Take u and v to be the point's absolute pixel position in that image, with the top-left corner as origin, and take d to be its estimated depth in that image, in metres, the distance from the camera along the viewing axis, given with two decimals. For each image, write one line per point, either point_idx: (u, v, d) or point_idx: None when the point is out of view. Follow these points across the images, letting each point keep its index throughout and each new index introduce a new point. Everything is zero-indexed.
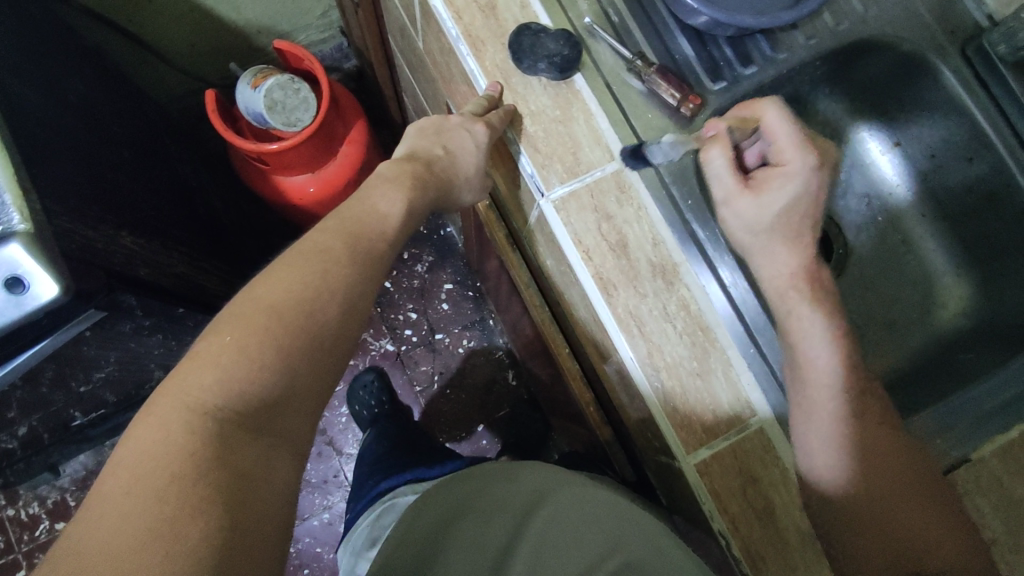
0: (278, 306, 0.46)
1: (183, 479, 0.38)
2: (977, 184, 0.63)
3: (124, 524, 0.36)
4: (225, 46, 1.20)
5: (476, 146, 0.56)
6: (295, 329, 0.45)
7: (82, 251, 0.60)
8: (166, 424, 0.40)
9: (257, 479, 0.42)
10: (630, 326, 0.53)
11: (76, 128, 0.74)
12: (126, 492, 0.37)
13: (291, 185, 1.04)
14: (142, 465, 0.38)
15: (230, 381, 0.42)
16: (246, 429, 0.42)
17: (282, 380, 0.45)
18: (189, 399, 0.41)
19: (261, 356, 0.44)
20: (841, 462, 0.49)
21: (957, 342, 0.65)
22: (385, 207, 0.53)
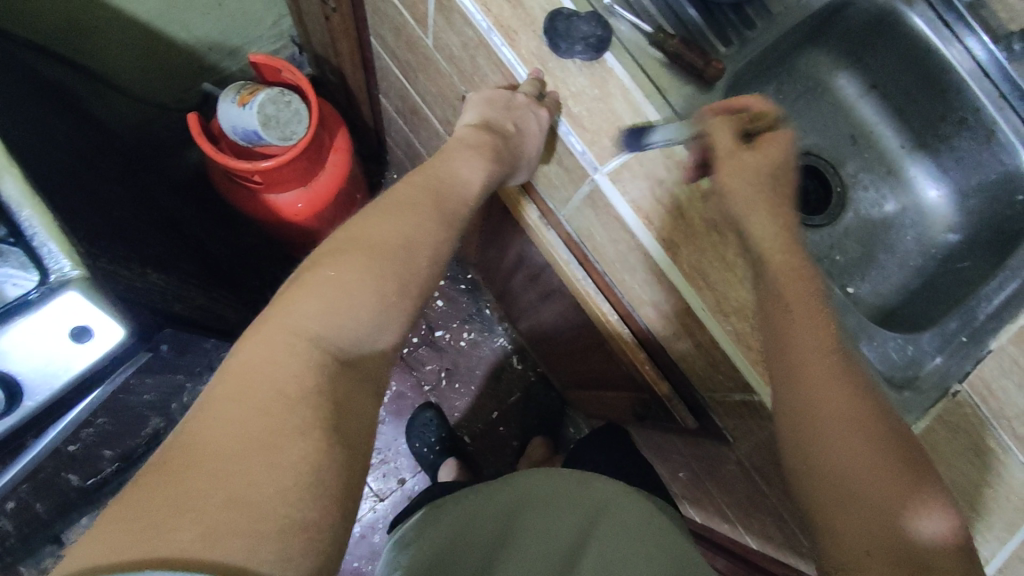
0: (372, 250, 0.54)
1: (289, 397, 0.45)
2: (947, 114, 0.71)
3: (240, 427, 0.42)
4: (176, 69, 1.14)
5: (538, 129, 0.61)
6: (387, 275, 0.54)
7: (130, 291, 0.58)
8: (273, 342, 0.47)
9: (351, 416, 0.49)
10: (696, 279, 0.58)
11: (72, 169, 0.70)
12: (234, 402, 0.43)
13: (279, 204, 1.00)
14: (253, 380, 0.44)
15: (330, 314, 0.50)
16: (342, 360, 0.50)
17: (372, 323, 0.53)
18: (294, 327, 0.48)
19: (354, 293, 0.51)
20: (816, 432, 0.51)
21: (952, 256, 0.73)
22: (467, 172, 0.64)
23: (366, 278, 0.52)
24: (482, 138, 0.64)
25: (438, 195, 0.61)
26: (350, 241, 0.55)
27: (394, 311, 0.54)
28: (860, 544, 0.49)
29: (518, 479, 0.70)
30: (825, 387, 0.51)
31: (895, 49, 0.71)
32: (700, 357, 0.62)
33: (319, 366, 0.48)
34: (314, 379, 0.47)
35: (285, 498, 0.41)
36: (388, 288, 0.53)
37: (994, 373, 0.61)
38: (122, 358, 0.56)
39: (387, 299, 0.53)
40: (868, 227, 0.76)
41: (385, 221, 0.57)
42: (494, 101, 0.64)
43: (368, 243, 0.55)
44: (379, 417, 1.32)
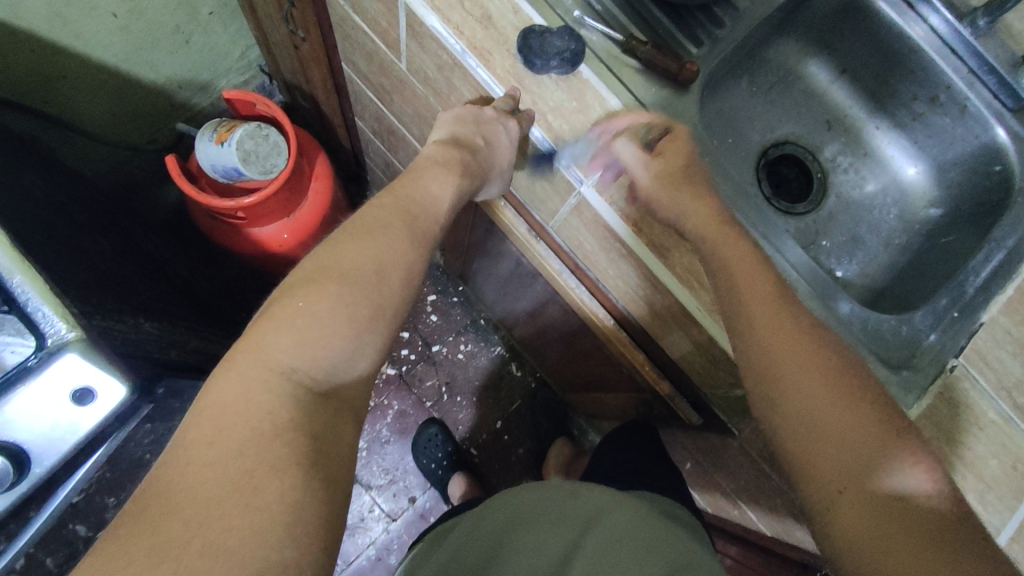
0: (348, 275, 0.53)
1: (263, 435, 0.44)
2: (919, 94, 0.72)
3: (214, 466, 0.41)
4: (147, 109, 1.13)
5: (511, 142, 0.61)
6: (363, 301, 0.53)
7: (125, 346, 0.58)
8: (246, 377, 0.45)
9: (334, 446, 0.48)
10: (690, 280, 0.58)
11: (56, 223, 0.69)
12: (209, 443, 0.42)
13: (263, 236, 1.00)
14: (225, 419, 0.43)
15: (304, 344, 0.49)
16: (318, 393, 0.49)
17: (347, 351, 0.51)
18: (269, 361, 0.47)
19: (328, 322, 0.50)
20: (781, 377, 0.52)
21: (935, 229, 0.74)
22: (436, 189, 0.62)
23: (338, 303, 0.51)
24: (452, 154, 0.63)
25: (410, 217, 0.60)
26: (322, 267, 0.53)
27: (372, 335, 0.53)
28: (831, 484, 0.49)
29: (524, 490, 0.68)
30: (783, 335, 0.53)
31: (863, 35, 0.72)
32: (700, 356, 0.63)
33: (293, 401, 0.47)
34: (289, 417, 0.46)
35: (263, 541, 0.40)
36: (365, 313, 0.52)
37: (987, 345, 0.62)
38: (123, 415, 0.55)
39: (360, 325, 0.52)
40: (850, 209, 0.77)
41: (364, 245, 0.56)
42: (463, 117, 0.63)
43: (340, 267, 0.53)
44: (383, 437, 1.31)
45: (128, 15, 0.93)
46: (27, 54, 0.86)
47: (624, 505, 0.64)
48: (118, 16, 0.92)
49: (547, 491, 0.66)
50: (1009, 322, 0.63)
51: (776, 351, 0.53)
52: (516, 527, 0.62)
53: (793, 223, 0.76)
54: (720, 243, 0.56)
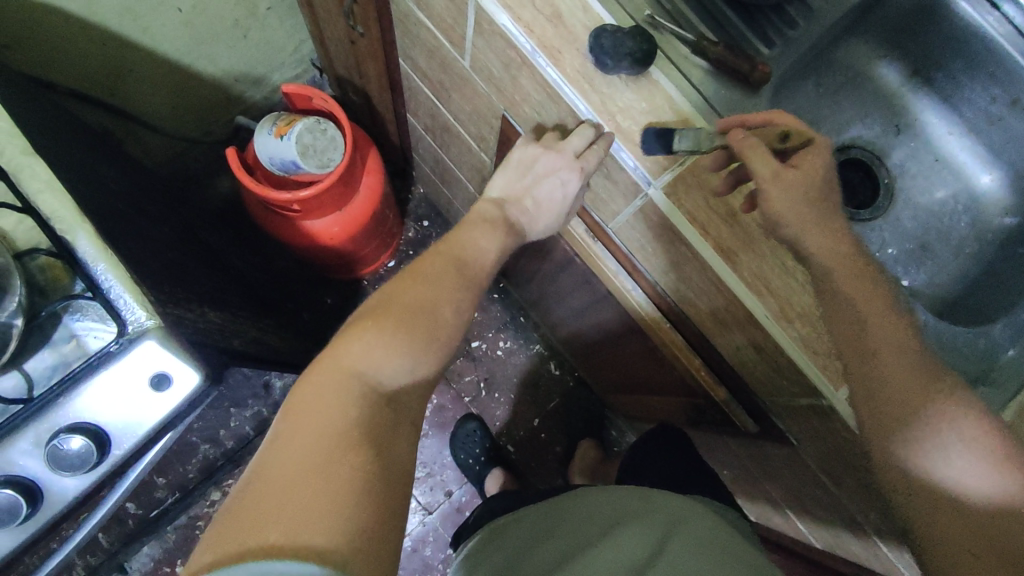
0: (410, 304, 0.58)
1: (341, 424, 0.48)
2: (997, 97, 0.70)
3: (293, 457, 0.45)
4: (204, 102, 1.15)
5: (563, 193, 0.66)
6: (417, 326, 0.57)
7: (196, 334, 0.59)
8: (324, 380, 0.50)
9: (394, 446, 0.51)
10: (760, 287, 0.57)
11: (129, 213, 0.71)
12: (298, 431, 0.46)
13: (316, 229, 1.01)
14: (311, 413, 0.48)
15: (371, 358, 0.53)
16: (382, 399, 0.52)
17: (406, 370, 0.55)
18: (343, 366, 0.51)
19: (392, 340, 0.55)
20: (909, 428, 0.51)
21: (1010, 238, 0.71)
22: (483, 243, 0.66)
23: (402, 329, 0.56)
24: (500, 214, 0.69)
25: (458, 263, 0.64)
26: (386, 300, 0.58)
27: (428, 357, 0.57)
28: (961, 542, 0.49)
29: (590, 498, 0.70)
30: (911, 380, 0.52)
31: (944, 37, 0.70)
32: (763, 364, 0.61)
33: (362, 403, 0.50)
34: (358, 415, 0.49)
35: (340, 513, 0.43)
36: (419, 338, 0.57)
37: None
38: (194, 403, 0.56)
39: (415, 344, 0.56)
40: (920, 216, 0.74)
41: (420, 282, 0.60)
42: (520, 172, 0.68)
43: (403, 297, 0.58)
44: (422, 431, 1.32)
45: (191, 9, 0.95)
46: (97, 46, 0.89)
47: (688, 510, 0.65)
48: (182, 10, 0.93)
49: (614, 498, 0.68)
50: None
51: (903, 399, 0.52)
52: (580, 533, 0.63)
53: (858, 229, 0.74)
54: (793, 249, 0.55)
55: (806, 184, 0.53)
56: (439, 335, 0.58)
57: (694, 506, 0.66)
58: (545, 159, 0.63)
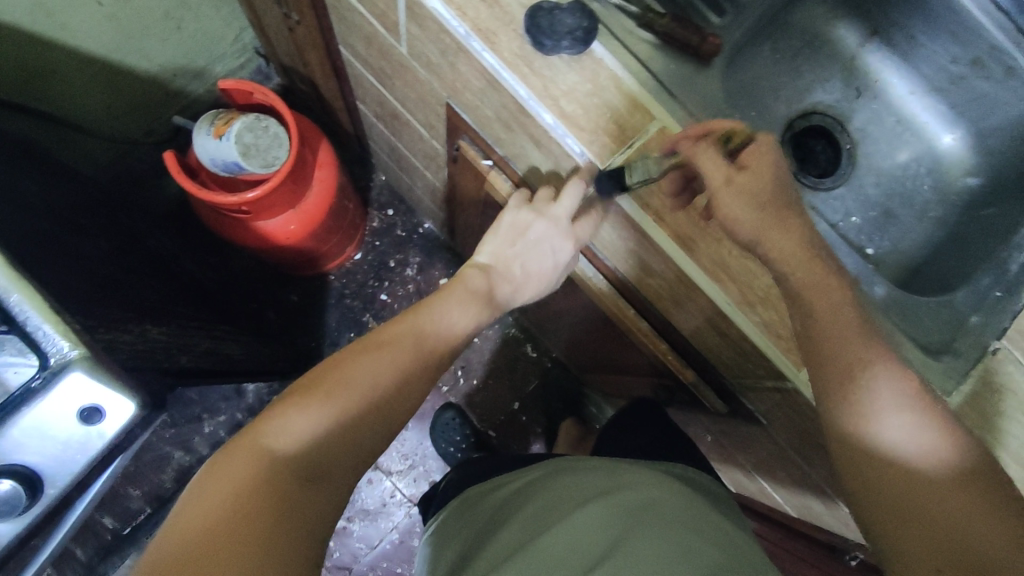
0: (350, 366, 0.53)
1: (249, 494, 0.42)
2: (958, 56, 0.67)
3: (196, 523, 0.39)
4: (143, 101, 1.10)
5: (555, 259, 0.65)
6: (353, 394, 0.51)
7: (133, 360, 0.56)
8: (242, 449, 0.45)
9: (302, 519, 0.44)
10: (718, 273, 0.54)
11: (53, 231, 0.67)
12: (206, 499, 0.41)
13: (271, 228, 0.97)
14: (221, 484, 0.42)
15: (290, 428, 0.47)
16: (298, 470, 0.45)
17: (328, 440, 0.48)
18: (263, 438, 0.46)
19: (318, 401, 0.49)
20: (857, 410, 0.50)
21: (974, 199, 0.69)
22: (458, 322, 0.63)
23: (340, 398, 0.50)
24: (487, 284, 0.67)
25: (419, 334, 0.58)
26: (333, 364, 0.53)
27: (358, 426, 0.51)
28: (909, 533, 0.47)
29: (563, 470, 0.64)
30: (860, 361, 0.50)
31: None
32: (728, 348, 0.60)
33: (275, 479, 0.44)
34: (266, 487, 0.43)
35: None
36: (352, 411, 0.50)
37: None
38: (134, 431, 0.54)
39: (342, 404, 0.50)
40: (882, 181, 0.73)
41: (371, 349, 0.54)
42: (509, 239, 0.66)
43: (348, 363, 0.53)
44: None
45: (114, 3, 0.89)
46: (15, 50, 0.83)
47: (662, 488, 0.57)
48: (105, 5, 0.88)
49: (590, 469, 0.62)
50: None
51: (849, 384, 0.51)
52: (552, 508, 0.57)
53: (821, 199, 0.72)
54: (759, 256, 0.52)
55: (756, 189, 0.50)
56: (376, 405, 0.52)
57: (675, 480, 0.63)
58: (536, 231, 0.63)
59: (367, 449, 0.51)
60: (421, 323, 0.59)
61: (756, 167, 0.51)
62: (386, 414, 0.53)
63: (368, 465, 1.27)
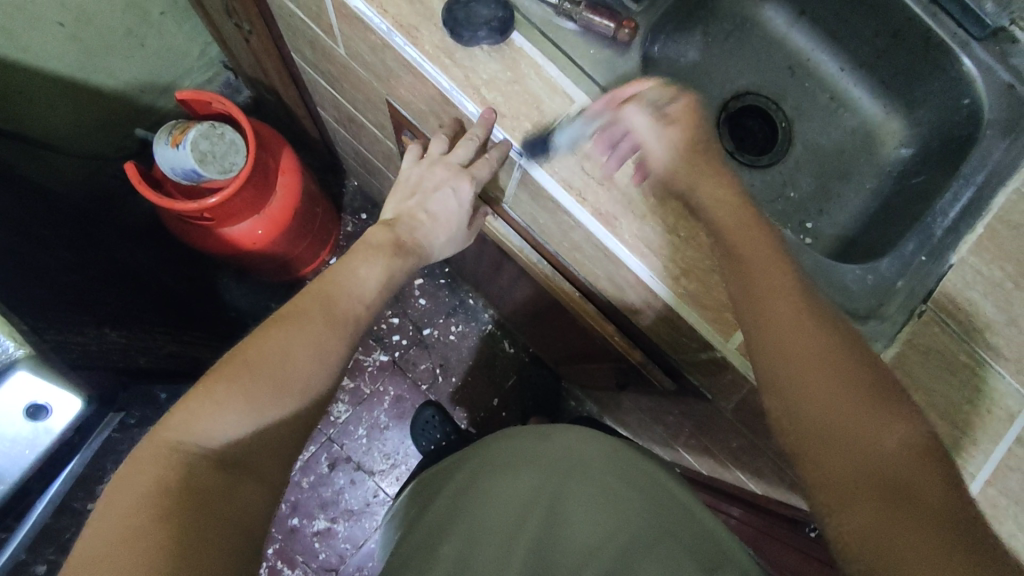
0: (254, 352, 0.53)
1: (165, 497, 0.44)
2: (882, 30, 0.69)
3: (112, 533, 0.42)
4: (112, 118, 1.12)
5: (458, 204, 0.65)
6: (261, 375, 0.52)
7: (84, 359, 0.58)
8: (152, 451, 0.46)
9: (230, 507, 0.47)
10: (642, 248, 0.56)
11: (15, 241, 0.69)
12: (120, 511, 0.43)
13: (238, 234, 0.99)
14: (133, 496, 0.44)
15: (201, 424, 0.48)
16: (214, 462, 0.48)
17: (245, 428, 0.50)
18: (172, 438, 0.47)
19: (228, 393, 0.50)
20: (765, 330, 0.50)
21: (907, 168, 0.72)
22: (366, 273, 0.62)
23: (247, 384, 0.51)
24: (393, 238, 0.65)
25: (327, 300, 0.59)
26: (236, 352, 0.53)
27: (269, 404, 0.52)
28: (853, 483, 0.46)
29: (499, 452, 0.65)
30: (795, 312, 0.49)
31: None
32: (661, 322, 0.62)
33: (190, 477, 0.46)
34: (179, 487, 0.45)
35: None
36: (264, 394, 0.51)
37: (958, 287, 0.60)
38: (85, 426, 0.56)
39: (253, 391, 0.51)
40: (818, 157, 0.75)
41: (279, 330, 0.54)
42: (410, 191, 0.66)
43: (253, 348, 0.53)
44: (382, 423, 1.31)
45: (74, 22, 0.92)
46: None
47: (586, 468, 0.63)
48: (65, 25, 0.91)
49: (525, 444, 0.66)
50: (980, 261, 0.60)
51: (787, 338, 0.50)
52: (498, 495, 0.61)
53: (759, 177, 0.73)
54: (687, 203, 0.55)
55: (693, 138, 0.54)
56: (288, 385, 0.53)
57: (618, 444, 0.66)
58: (431, 173, 0.64)
59: (287, 431, 0.53)
60: (335, 296, 0.59)
61: (687, 122, 0.54)
62: (303, 394, 0.54)
63: (350, 466, 1.28)
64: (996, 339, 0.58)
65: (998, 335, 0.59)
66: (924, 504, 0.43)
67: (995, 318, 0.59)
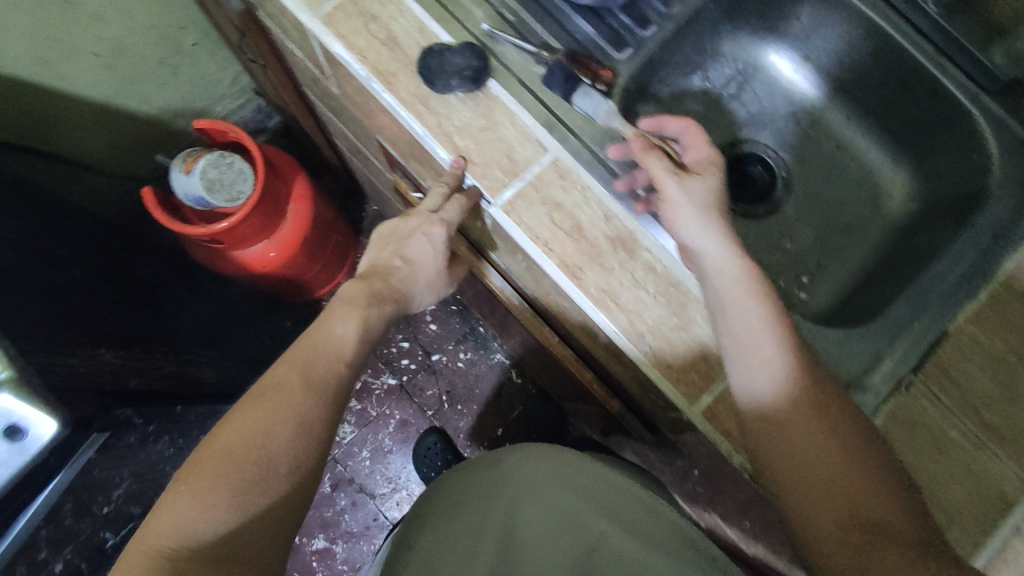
0: (233, 443, 0.48)
1: None
2: (888, 79, 0.66)
3: None
4: (147, 140, 1.18)
5: (433, 248, 0.63)
6: (245, 465, 0.48)
7: (68, 381, 0.61)
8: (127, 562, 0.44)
9: None
10: (607, 302, 0.54)
11: (27, 261, 0.73)
12: None
13: (250, 257, 1.02)
14: None
15: (182, 525, 0.45)
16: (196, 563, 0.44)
17: (228, 522, 0.46)
18: (149, 547, 0.44)
19: (210, 491, 0.47)
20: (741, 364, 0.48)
21: (914, 223, 0.68)
22: (341, 327, 0.58)
23: (223, 480, 0.47)
24: (366, 286, 0.61)
25: (303, 364, 0.54)
26: (214, 443, 0.49)
27: (253, 498, 0.48)
28: (823, 521, 0.44)
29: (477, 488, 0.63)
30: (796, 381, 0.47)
31: (828, 24, 0.68)
32: (632, 376, 0.60)
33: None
34: None
35: None
36: (251, 479, 0.48)
37: (949, 358, 0.56)
38: (60, 449, 0.57)
39: (237, 482, 0.47)
40: (817, 206, 0.71)
41: (258, 410, 0.50)
42: (386, 238, 0.65)
43: (230, 438, 0.49)
44: (386, 447, 1.32)
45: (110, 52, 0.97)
46: (19, 97, 0.92)
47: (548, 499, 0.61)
48: (102, 55, 0.97)
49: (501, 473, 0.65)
50: (979, 331, 0.57)
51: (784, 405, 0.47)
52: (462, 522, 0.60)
53: (753, 227, 0.71)
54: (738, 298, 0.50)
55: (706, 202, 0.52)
56: (273, 469, 0.49)
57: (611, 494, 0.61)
58: (409, 219, 0.63)
59: (280, 510, 0.49)
60: (320, 356, 0.55)
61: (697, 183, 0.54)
62: (287, 465, 0.50)
63: (352, 488, 1.29)
64: (990, 417, 0.54)
65: (992, 413, 0.54)
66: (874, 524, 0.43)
67: (992, 394, 0.55)
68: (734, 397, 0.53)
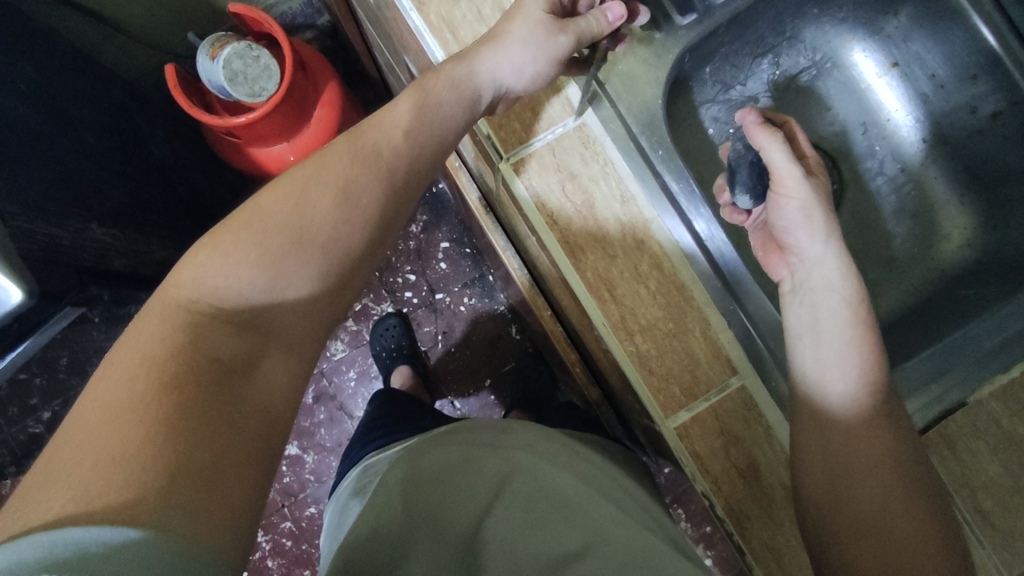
0: (275, 211, 0.41)
1: (154, 361, 0.34)
2: (981, 105, 0.59)
3: (103, 404, 0.32)
4: (188, 15, 1.14)
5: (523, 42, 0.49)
6: (287, 223, 0.41)
7: (46, 251, 0.60)
8: (144, 322, 0.37)
9: (246, 391, 0.37)
10: (601, 291, 0.51)
11: (40, 118, 0.71)
12: (115, 402, 0.32)
13: (270, 156, 0.98)
14: (109, 393, 0.33)
15: (209, 277, 0.39)
16: (230, 323, 0.38)
17: (262, 289, 0.40)
18: (187, 302, 0.38)
19: (283, 262, 0.40)
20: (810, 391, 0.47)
21: (962, 276, 0.62)
22: None
23: (265, 250, 0.40)
24: None
25: None
26: (253, 207, 0.42)
27: (297, 274, 0.41)
28: (852, 533, 0.43)
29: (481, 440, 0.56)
30: (853, 415, 0.45)
31: (928, 28, 0.60)
32: (613, 373, 0.57)
33: (168, 382, 0.34)
34: (184, 355, 0.35)
35: (130, 462, 0.30)
36: (288, 250, 0.41)
37: (960, 431, 0.53)
38: (26, 318, 0.56)
39: (281, 258, 0.40)
40: (860, 231, 0.65)
41: (302, 170, 0.44)
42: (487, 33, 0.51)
43: (275, 203, 0.42)
44: (372, 372, 1.33)
45: None
46: None
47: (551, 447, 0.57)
48: None
49: (527, 439, 0.56)
50: (1002, 411, 0.53)
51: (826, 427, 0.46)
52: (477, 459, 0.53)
53: None
54: (830, 291, 0.48)
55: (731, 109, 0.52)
56: (301, 230, 0.41)
57: (598, 475, 0.55)
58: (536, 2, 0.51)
59: (313, 306, 0.42)
60: (376, 154, 0.45)
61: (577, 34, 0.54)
62: (313, 247, 0.41)
63: (333, 404, 1.30)
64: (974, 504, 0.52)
65: (979, 504, 0.52)
66: (890, 531, 0.42)
67: (994, 479, 0.52)
68: (713, 419, 0.50)
